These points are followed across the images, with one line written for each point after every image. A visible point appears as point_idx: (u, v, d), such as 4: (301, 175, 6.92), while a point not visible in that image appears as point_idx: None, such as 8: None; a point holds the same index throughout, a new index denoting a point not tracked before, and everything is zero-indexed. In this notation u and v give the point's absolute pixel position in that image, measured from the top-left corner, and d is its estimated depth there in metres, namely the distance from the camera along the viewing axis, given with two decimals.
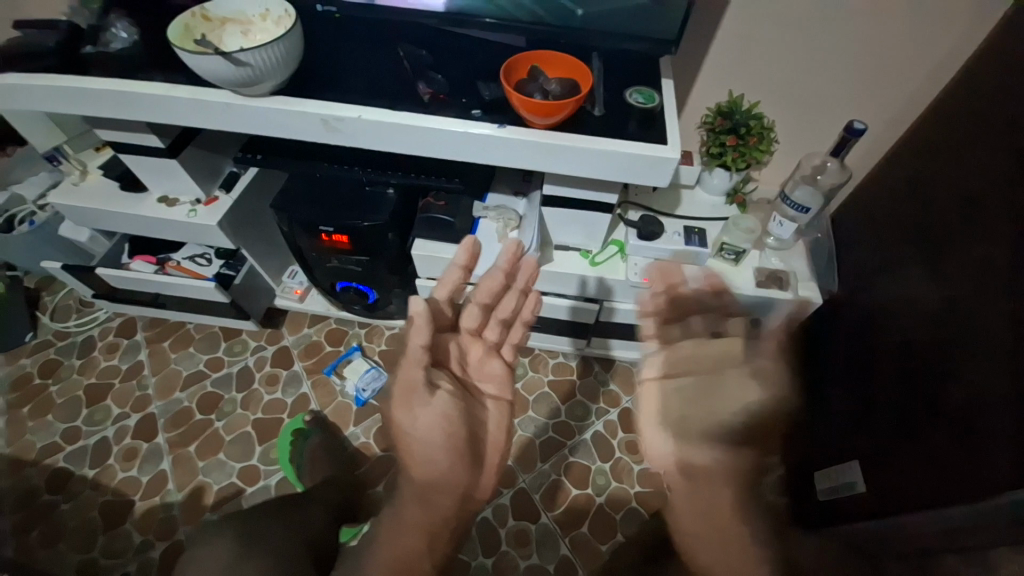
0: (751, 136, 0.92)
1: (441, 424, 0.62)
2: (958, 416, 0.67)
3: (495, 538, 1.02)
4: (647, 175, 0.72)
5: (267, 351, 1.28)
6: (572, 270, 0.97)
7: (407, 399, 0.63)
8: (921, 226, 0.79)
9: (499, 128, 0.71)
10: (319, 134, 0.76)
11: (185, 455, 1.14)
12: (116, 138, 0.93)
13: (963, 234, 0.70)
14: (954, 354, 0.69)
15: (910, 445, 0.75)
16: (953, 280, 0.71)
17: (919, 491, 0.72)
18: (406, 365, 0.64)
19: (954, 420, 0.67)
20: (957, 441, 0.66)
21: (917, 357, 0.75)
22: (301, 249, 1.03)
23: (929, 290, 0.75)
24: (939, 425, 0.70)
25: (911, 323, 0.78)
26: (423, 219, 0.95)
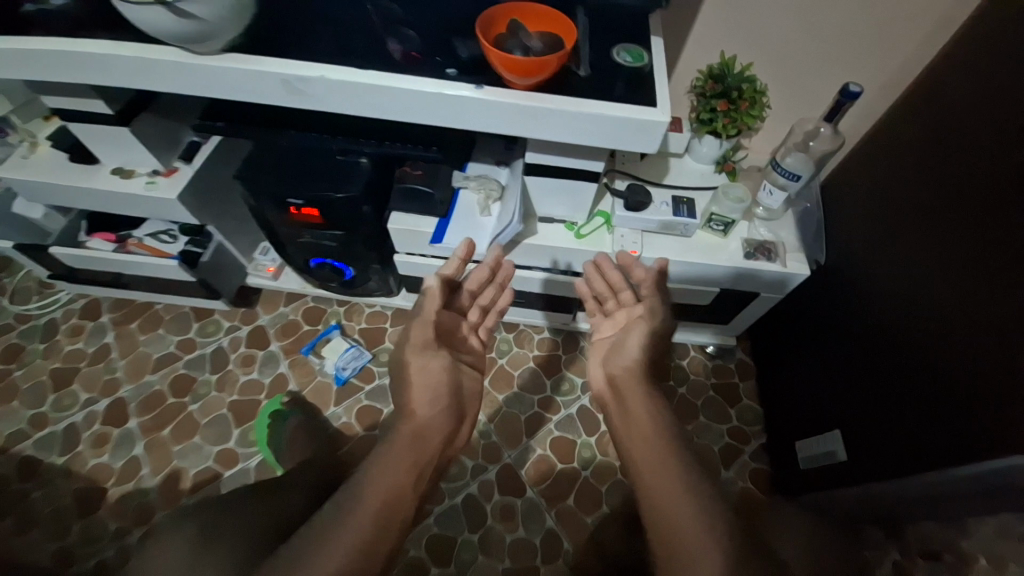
0: (743, 100, 0.88)
1: (443, 377, 0.69)
2: (942, 382, 0.66)
3: (481, 512, 1.02)
4: (634, 141, 0.68)
5: (241, 331, 1.22)
6: (556, 243, 0.93)
7: (421, 352, 0.70)
8: (904, 197, 0.78)
9: (476, 89, 0.66)
10: (276, 95, 0.69)
11: (160, 439, 1.10)
12: (60, 105, 0.85)
13: (949, 201, 0.69)
14: (935, 324, 0.68)
15: (893, 414, 0.75)
16: (933, 251, 0.70)
17: (902, 457, 0.72)
18: (418, 327, 0.71)
19: (936, 388, 0.67)
20: (938, 406, 0.67)
21: (901, 330, 0.75)
22: (270, 224, 0.96)
23: (911, 262, 0.74)
24: (922, 391, 0.70)
25: (894, 296, 0.77)
26: (400, 190, 0.90)
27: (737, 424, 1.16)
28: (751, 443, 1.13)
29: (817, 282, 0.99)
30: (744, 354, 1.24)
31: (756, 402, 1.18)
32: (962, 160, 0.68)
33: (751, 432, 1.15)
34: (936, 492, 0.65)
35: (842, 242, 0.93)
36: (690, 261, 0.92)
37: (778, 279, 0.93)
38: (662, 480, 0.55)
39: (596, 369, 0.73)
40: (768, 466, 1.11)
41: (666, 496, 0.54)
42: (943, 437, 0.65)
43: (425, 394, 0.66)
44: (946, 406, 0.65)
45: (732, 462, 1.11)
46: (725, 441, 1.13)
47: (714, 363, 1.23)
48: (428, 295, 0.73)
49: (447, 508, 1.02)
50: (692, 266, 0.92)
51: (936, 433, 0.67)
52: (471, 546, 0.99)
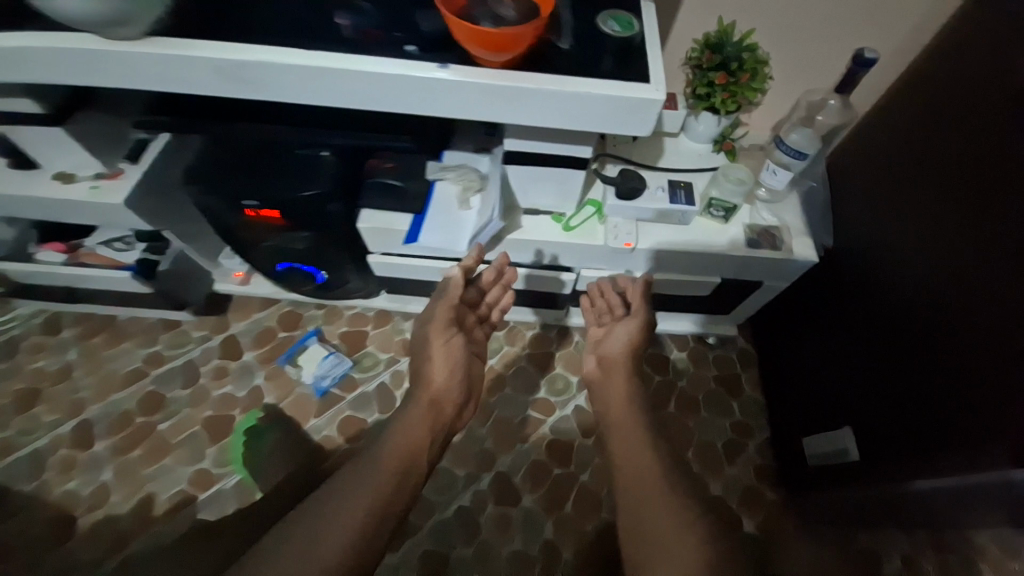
0: (743, 72, 0.80)
1: (454, 359, 0.80)
2: (976, 375, 0.61)
3: (475, 524, 0.97)
4: (624, 123, 0.60)
5: (213, 341, 1.13)
6: (543, 237, 0.85)
7: (440, 332, 0.80)
8: (925, 174, 0.71)
9: (441, 69, 0.58)
10: (211, 84, 0.60)
11: (131, 462, 1.04)
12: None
13: (985, 179, 0.62)
14: (955, 314, 0.64)
15: (913, 409, 0.70)
16: (947, 236, 0.66)
17: (919, 451, 0.68)
18: (440, 308, 0.81)
19: (968, 381, 0.62)
20: (969, 402, 0.62)
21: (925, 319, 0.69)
22: (228, 228, 0.87)
23: (923, 247, 0.70)
24: (950, 381, 0.64)
25: (913, 282, 0.71)
26: (369, 184, 0.81)
27: (740, 417, 1.11)
28: (755, 436, 1.09)
29: (824, 268, 0.92)
30: (746, 343, 1.19)
31: (759, 393, 1.13)
32: (986, 137, 0.63)
33: (754, 424, 1.10)
34: (967, 489, 0.61)
35: (850, 224, 0.86)
36: (688, 251, 0.84)
37: (783, 267, 0.87)
38: (626, 440, 0.67)
39: (590, 352, 0.83)
40: (773, 460, 1.06)
41: (629, 451, 0.66)
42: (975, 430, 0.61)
43: (443, 367, 0.78)
44: (980, 399, 0.60)
45: (736, 457, 1.06)
46: (728, 436, 1.08)
47: (715, 354, 1.17)
48: (452, 281, 0.81)
49: (440, 521, 0.97)
50: (692, 256, 0.85)
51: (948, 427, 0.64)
52: (466, 560, 0.94)
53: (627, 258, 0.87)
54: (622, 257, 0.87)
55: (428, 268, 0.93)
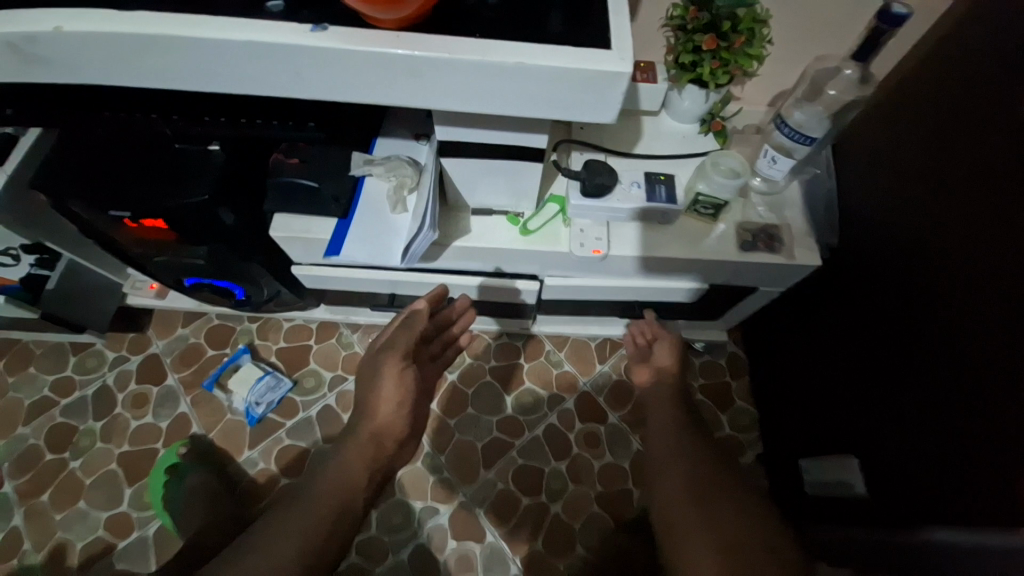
0: (738, 33, 0.65)
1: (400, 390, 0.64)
2: (1008, 414, 0.50)
3: (431, 565, 0.86)
4: (576, 106, 0.45)
5: (131, 363, 0.99)
6: (496, 244, 0.70)
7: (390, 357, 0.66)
8: (955, 162, 0.58)
9: (311, 30, 0.42)
10: (10, 67, 0.45)
11: (39, 507, 0.90)
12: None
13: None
14: (990, 343, 0.52)
15: (930, 446, 0.59)
16: (988, 242, 0.53)
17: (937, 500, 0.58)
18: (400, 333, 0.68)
19: (1000, 422, 0.50)
20: (998, 448, 0.51)
21: (951, 344, 0.57)
22: (113, 240, 0.72)
23: (954, 257, 0.57)
24: (975, 419, 0.53)
25: (937, 295, 0.59)
26: (274, 185, 0.66)
27: (730, 431, 1.00)
28: (745, 453, 0.99)
29: (827, 271, 0.79)
30: (736, 348, 1.07)
31: (750, 403, 1.02)
32: None
33: (745, 439, 1.00)
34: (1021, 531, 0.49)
35: (860, 222, 0.73)
36: (670, 257, 0.70)
37: (781, 273, 0.73)
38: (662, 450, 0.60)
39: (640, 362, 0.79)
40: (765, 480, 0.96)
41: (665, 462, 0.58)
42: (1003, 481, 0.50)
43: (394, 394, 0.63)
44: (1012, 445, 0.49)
45: None
46: None
47: (702, 361, 1.05)
48: (418, 314, 0.70)
49: (392, 565, 0.86)
50: (675, 261, 0.71)
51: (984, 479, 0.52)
52: None
53: (597, 266, 0.73)
54: (591, 265, 0.73)
55: (363, 280, 0.78)
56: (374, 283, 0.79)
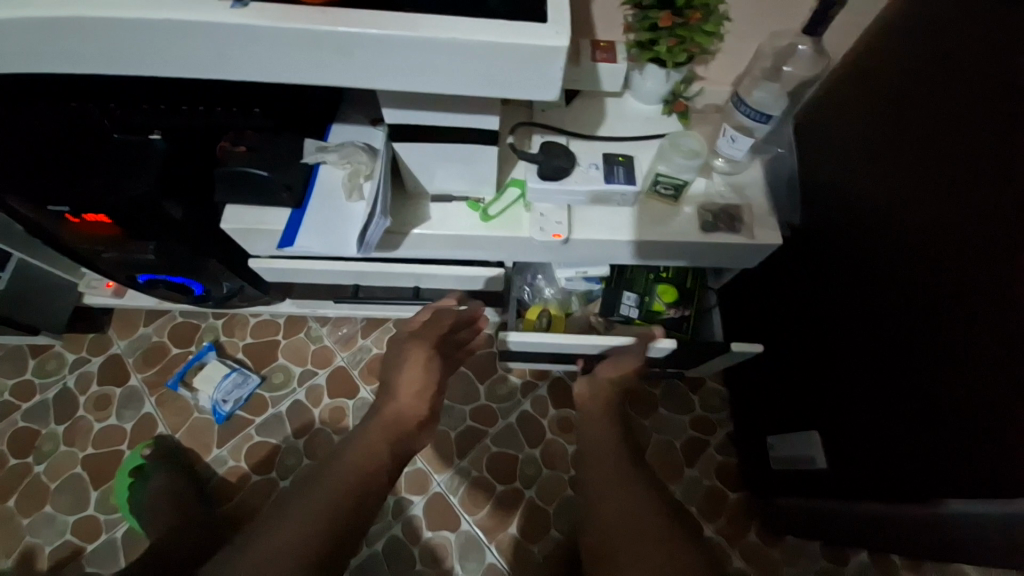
0: (692, 9, 0.64)
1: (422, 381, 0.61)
2: (959, 381, 0.51)
3: (407, 555, 0.86)
4: (516, 84, 0.44)
5: (92, 364, 0.96)
6: (455, 231, 0.69)
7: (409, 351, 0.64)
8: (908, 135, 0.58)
9: (235, 8, 0.40)
10: None
11: (2, 514, 0.88)
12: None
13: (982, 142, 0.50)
14: (942, 317, 0.53)
15: (887, 415, 0.60)
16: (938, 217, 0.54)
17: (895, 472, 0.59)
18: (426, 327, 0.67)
19: (952, 389, 0.52)
20: (950, 414, 0.52)
21: (905, 314, 0.57)
22: (60, 238, 0.70)
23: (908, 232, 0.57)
24: (929, 386, 0.54)
25: (889, 267, 0.60)
26: (221, 176, 0.64)
27: (702, 412, 1.01)
28: (716, 432, 1.00)
29: (791, 249, 0.80)
30: None
31: (721, 384, 1.04)
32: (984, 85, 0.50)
33: (717, 419, 1.01)
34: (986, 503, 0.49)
35: (820, 198, 0.73)
36: (633, 239, 0.70)
37: (744, 253, 0.73)
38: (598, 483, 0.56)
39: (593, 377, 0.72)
40: (737, 457, 0.98)
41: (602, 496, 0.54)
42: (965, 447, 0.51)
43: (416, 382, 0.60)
44: (965, 413, 0.50)
45: (697, 457, 0.98)
46: (689, 434, 0.99)
47: None
48: (447, 311, 0.70)
49: (367, 556, 0.86)
50: (637, 245, 0.71)
51: (938, 453, 0.54)
52: None
53: (561, 251, 0.73)
54: (555, 250, 0.72)
55: (325, 272, 0.77)
56: (335, 275, 0.78)
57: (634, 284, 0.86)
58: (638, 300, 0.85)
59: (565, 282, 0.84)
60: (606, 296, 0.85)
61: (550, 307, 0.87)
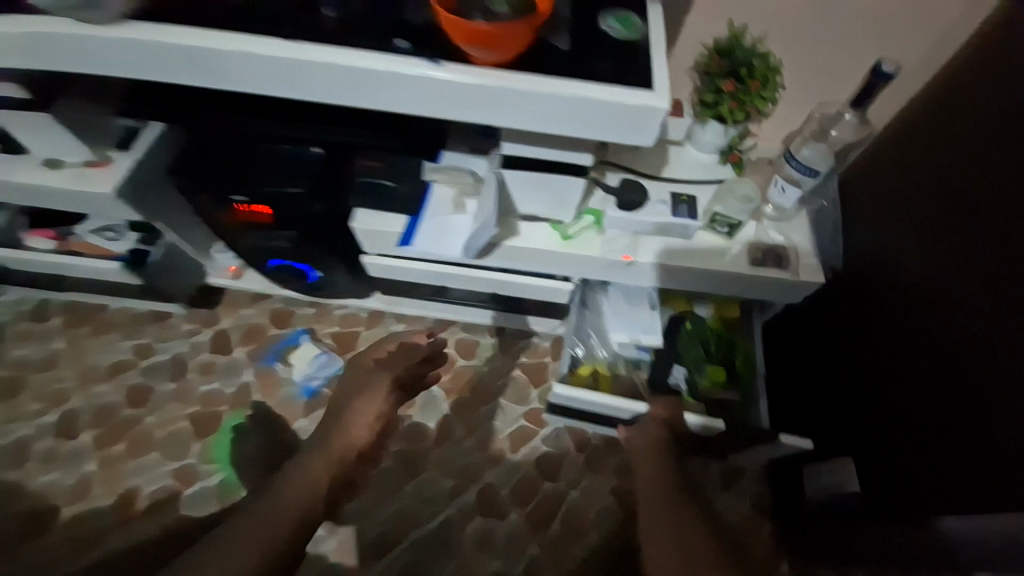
0: (753, 80, 0.77)
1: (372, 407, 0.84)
2: (987, 411, 0.58)
3: (456, 538, 0.94)
4: (621, 132, 0.57)
5: (202, 336, 1.12)
6: (539, 246, 0.82)
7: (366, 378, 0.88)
8: (952, 208, 0.67)
9: (432, 66, 0.54)
10: (190, 76, 0.57)
11: (112, 456, 1.01)
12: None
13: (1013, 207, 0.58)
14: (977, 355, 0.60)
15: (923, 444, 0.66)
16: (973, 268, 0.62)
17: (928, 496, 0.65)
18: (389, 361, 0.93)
19: (984, 420, 0.58)
20: (981, 442, 0.58)
21: (941, 353, 0.65)
22: (218, 224, 0.86)
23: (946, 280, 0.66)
24: (965, 418, 0.61)
25: (932, 314, 0.67)
26: (357, 185, 0.79)
27: None
28: None
29: (835, 290, 0.88)
30: None
31: None
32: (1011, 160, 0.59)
33: None
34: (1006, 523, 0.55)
35: (866, 247, 0.82)
36: (690, 267, 0.81)
37: (789, 288, 0.82)
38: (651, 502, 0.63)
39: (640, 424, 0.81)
40: None
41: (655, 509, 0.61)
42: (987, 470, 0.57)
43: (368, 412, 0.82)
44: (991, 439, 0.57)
45: None
46: None
47: None
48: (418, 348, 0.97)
49: (420, 534, 0.94)
50: (692, 273, 0.81)
51: (968, 476, 0.60)
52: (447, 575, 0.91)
53: (625, 272, 0.84)
54: (620, 271, 0.84)
55: (421, 272, 0.90)
56: (428, 275, 0.91)
57: (685, 359, 0.92)
58: (686, 374, 0.92)
59: (618, 346, 0.95)
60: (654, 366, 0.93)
61: (600, 370, 0.94)
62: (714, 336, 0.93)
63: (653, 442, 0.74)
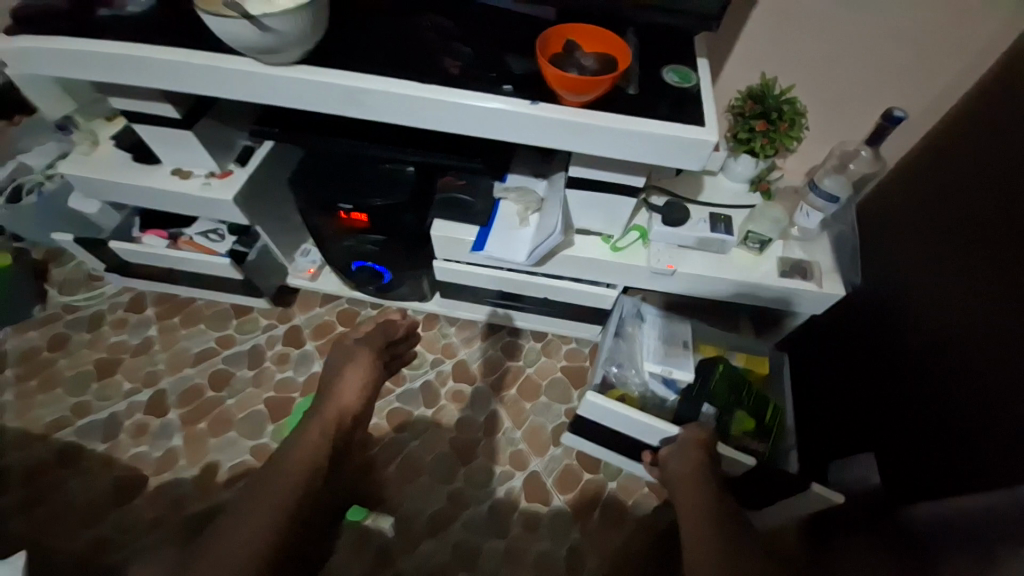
0: (783, 121, 0.90)
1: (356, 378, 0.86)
2: (993, 405, 0.66)
3: (506, 520, 1.02)
4: (680, 159, 0.69)
5: (278, 330, 1.25)
6: (593, 255, 0.94)
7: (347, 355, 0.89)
8: (974, 234, 0.74)
9: (530, 104, 0.67)
10: (336, 106, 0.72)
11: (197, 432, 1.12)
12: (63, 75, 0.79)
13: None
14: (984, 355, 0.69)
15: (947, 439, 0.73)
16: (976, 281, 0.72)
17: (943, 482, 0.72)
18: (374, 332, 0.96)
19: (1002, 416, 0.65)
20: (999, 435, 0.65)
21: (962, 357, 0.73)
22: (316, 228, 1.01)
23: (955, 292, 0.75)
24: (977, 414, 0.69)
25: (955, 325, 0.74)
26: (440, 199, 0.93)
27: None
28: None
29: (855, 305, 0.98)
30: None
31: None
32: (1000, 189, 0.70)
33: None
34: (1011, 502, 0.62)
35: (883, 266, 0.93)
36: (725, 277, 0.92)
37: (813, 300, 0.93)
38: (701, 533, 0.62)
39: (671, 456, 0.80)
40: None
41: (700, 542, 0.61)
42: (995, 455, 0.65)
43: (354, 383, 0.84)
44: (997, 428, 0.65)
45: None
46: None
47: None
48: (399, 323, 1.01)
49: (473, 514, 1.03)
50: (727, 283, 0.93)
51: (977, 461, 0.68)
52: (497, 553, 0.99)
53: (667, 281, 0.95)
54: (663, 280, 0.95)
55: (485, 276, 1.03)
56: (490, 280, 1.04)
57: (716, 399, 0.93)
58: (716, 413, 0.92)
59: (648, 377, 0.97)
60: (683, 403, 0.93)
61: (630, 398, 0.97)
62: (743, 384, 0.97)
63: (696, 469, 0.75)
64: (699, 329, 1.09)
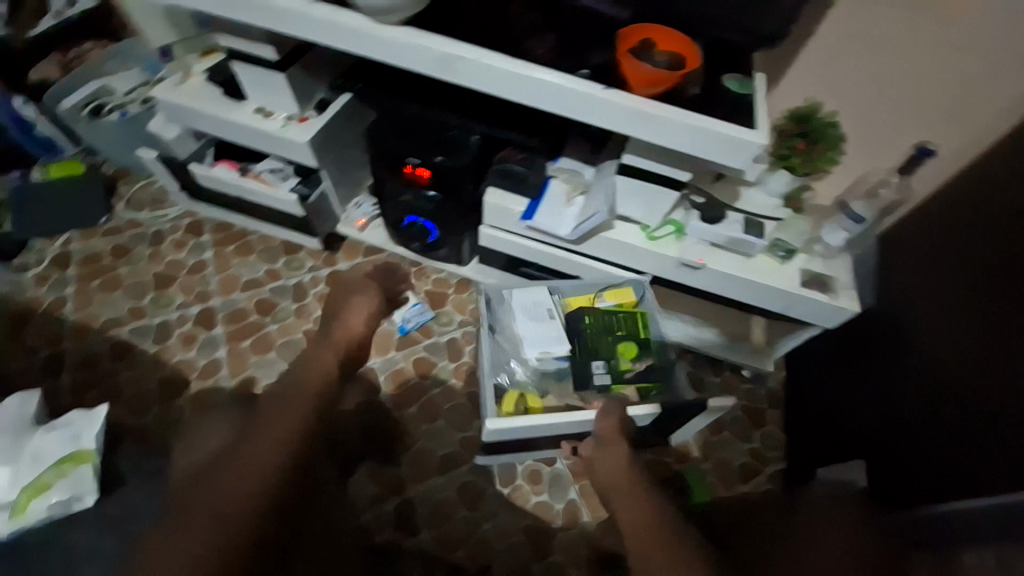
0: (820, 144, 0.97)
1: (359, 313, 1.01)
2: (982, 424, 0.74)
3: (512, 471, 1.11)
4: (730, 156, 0.76)
5: (323, 272, 1.34)
6: (629, 240, 1.02)
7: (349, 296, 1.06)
8: (978, 265, 0.81)
9: (602, 89, 0.75)
10: (429, 67, 0.80)
11: (240, 349, 1.22)
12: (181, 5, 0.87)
13: None
14: (978, 377, 0.76)
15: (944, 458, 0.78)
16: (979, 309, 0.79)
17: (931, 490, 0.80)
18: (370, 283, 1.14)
19: (995, 436, 0.71)
20: (991, 451, 0.72)
21: (959, 377, 0.80)
22: (380, 179, 1.11)
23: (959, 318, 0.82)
24: (968, 431, 0.76)
25: (955, 349, 0.82)
26: (498, 170, 1.02)
27: (763, 447, 1.21)
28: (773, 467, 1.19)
29: (865, 324, 1.05)
30: (777, 384, 1.29)
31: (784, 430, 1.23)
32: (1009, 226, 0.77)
33: (775, 456, 1.20)
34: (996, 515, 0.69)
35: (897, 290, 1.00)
36: (749, 278, 0.99)
37: (827, 311, 1.00)
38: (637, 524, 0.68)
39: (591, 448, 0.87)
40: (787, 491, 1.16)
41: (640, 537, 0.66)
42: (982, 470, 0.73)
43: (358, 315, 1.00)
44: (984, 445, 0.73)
45: (750, 478, 1.17)
46: (750, 460, 1.20)
47: (746, 386, 1.29)
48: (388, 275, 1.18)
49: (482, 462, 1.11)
50: (747, 283, 1.00)
51: (966, 474, 0.75)
52: (500, 499, 1.07)
53: (694, 275, 1.03)
54: (690, 272, 1.03)
55: (525, 247, 1.11)
56: (529, 252, 1.12)
57: (601, 351, 1.04)
58: (606, 363, 1.03)
59: (536, 362, 1.04)
60: (577, 369, 1.03)
61: (528, 393, 1.01)
62: (613, 324, 1.06)
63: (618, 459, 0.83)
64: (565, 283, 1.13)
